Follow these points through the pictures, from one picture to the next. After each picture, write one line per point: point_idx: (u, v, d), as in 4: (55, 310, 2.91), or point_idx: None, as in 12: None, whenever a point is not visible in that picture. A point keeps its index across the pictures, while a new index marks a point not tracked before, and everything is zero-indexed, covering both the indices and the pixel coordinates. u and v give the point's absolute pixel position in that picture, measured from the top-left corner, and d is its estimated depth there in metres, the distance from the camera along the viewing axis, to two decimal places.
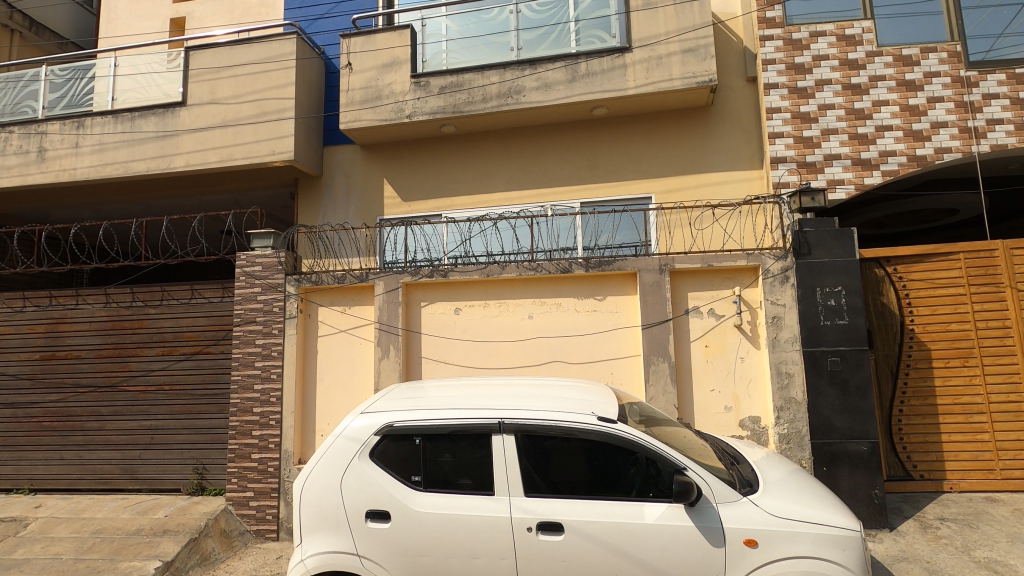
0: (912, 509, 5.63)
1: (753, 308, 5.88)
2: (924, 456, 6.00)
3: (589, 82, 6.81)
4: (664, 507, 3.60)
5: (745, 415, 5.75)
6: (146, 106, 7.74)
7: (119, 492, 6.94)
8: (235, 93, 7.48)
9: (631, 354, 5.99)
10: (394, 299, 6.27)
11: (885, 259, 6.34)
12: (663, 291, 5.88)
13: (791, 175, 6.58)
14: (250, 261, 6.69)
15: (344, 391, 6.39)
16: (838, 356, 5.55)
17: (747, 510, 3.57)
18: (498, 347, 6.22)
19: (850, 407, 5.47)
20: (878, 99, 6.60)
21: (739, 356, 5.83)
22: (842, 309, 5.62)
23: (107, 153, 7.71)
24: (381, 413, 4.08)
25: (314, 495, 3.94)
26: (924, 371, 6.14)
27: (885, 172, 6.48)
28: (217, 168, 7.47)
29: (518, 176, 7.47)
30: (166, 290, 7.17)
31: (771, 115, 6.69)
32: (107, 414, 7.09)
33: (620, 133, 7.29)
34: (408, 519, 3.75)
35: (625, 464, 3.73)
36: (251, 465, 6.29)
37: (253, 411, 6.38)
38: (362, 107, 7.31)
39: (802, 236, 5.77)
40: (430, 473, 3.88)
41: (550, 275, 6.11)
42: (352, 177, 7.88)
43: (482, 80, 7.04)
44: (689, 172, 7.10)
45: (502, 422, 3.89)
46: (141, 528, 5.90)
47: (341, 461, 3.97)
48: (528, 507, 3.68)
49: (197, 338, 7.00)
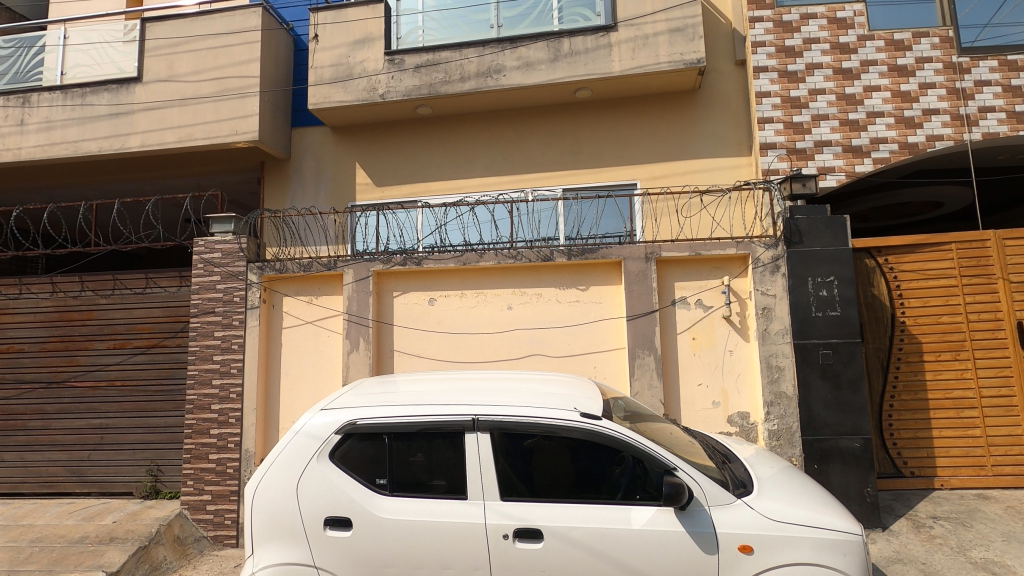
0: (904, 508, 5.43)
1: (742, 299, 5.63)
2: (914, 452, 5.82)
3: (572, 62, 6.47)
4: (652, 511, 3.30)
5: (733, 411, 5.49)
6: (98, 81, 7.20)
7: (65, 496, 6.44)
8: (195, 69, 6.99)
9: (616, 347, 5.69)
10: (364, 288, 5.89)
11: (876, 249, 6.13)
12: (648, 281, 5.59)
13: (780, 161, 6.34)
14: (209, 248, 6.23)
15: (311, 386, 5.99)
16: (829, 349, 5.32)
17: (742, 513, 3.28)
18: (476, 340, 5.86)
19: (842, 403, 5.25)
20: (870, 84, 6.39)
21: (727, 350, 5.57)
22: (834, 301, 5.38)
23: (55, 132, 7.16)
24: (344, 409, 3.70)
25: (266, 501, 3.55)
26: (915, 365, 5.96)
27: (876, 160, 6.28)
28: (175, 148, 6.98)
29: (498, 160, 7.11)
30: (118, 279, 6.67)
31: (760, 99, 6.44)
32: (53, 412, 6.57)
33: (604, 117, 6.98)
34: (373, 526, 3.39)
35: (610, 464, 3.42)
36: (208, 466, 5.85)
37: (212, 408, 5.94)
38: (333, 85, 6.88)
39: (793, 223, 5.53)
40: (397, 475, 3.52)
41: (529, 264, 5.78)
42: (322, 161, 7.44)
43: (460, 58, 6.67)
44: (676, 158, 6.82)
45: (476, 419, 3.54)
46: (86, 536, 5.43)
47: (298, 462, 3.58)
48: (504, 513, 3.34)
49: (151, 330, 6.51)
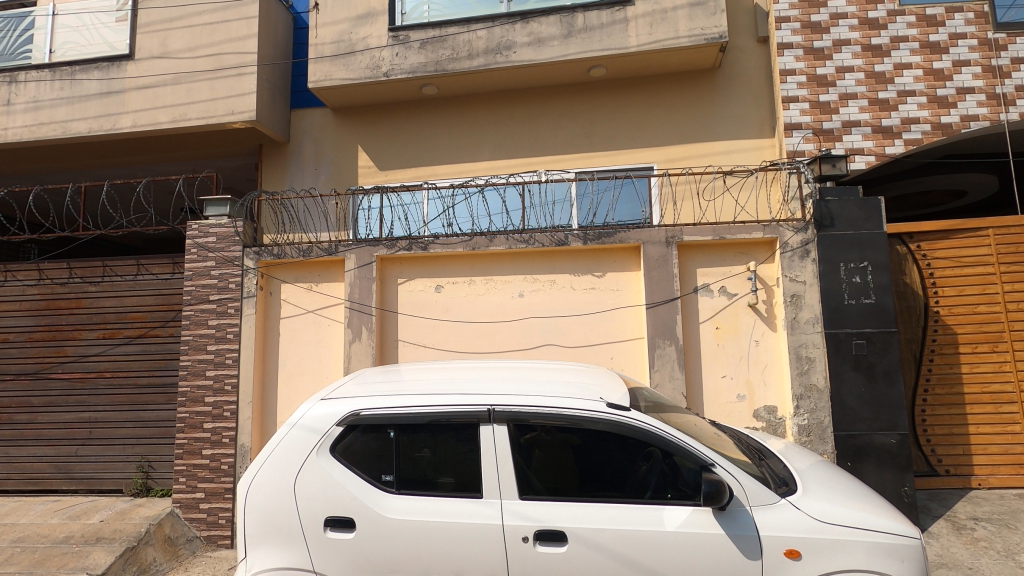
0: (942, 508, 5.10)
1: (769, 287, 5.30)
2: (950, 449, 5.50)
3: (586, 38, 6.13)
4: (687, 512, 2.97)
5: (759, 404, 5.17)
6: (88, 59, 6.87)
7: (51, 493, 6.11)
8: (190, 46, 6.66)
9: (634, 337, 5.37)
10: (367, 274, 5.56)
11: (908, 234, 5.79)
12: (669, 267, 5.27)
13: (807, 143, 6.00)
14: (203, 232, 5.90)
15: (310, 378, 5.66)
16: (863, 340, 4.98)
17: (788, 515, 2.95)
18: (484, 330, 5.53)
19: (877, 397, 4.91)
20: (901, 61, 6.04)
21: (753, 340, 5.25)
22: (868, 288, 5.05)
23: (43, 112, 6.83)
24: (345, 399, 3.36)
25: (260, 500, 3.22)
26: (950, 358, 5.62)
27: (907, 141, 5.95)
28: (168, 129, 6.65)
29: (507, 142, 6.79)
30: (109, 265, 6.34)
31: (785, 77, 6.10)
32: (39, 405, 6.25)
33: (619, 98, 6.64)
34: (377, 528, 3.06)
35: (637, 459, 3.11)
36: (202, 462, 5.53)
37: (205, 402, 5.60)
38: (334, 63, 6.55)
39: (824, 207, 5.20)
40: (405, 471, 3.20)
41: (543, 249, 5.45)
42: (322, 143, 7.11)
43: (468, 33, 6.34)
44: (694, 140, 6.49)
45: (492, 410, 3.20)
46: (71, 536, 5.10)
47: (295, 457, 3.25)
48: (521, 515, 3.00)
49: (143, 319, 6.19)
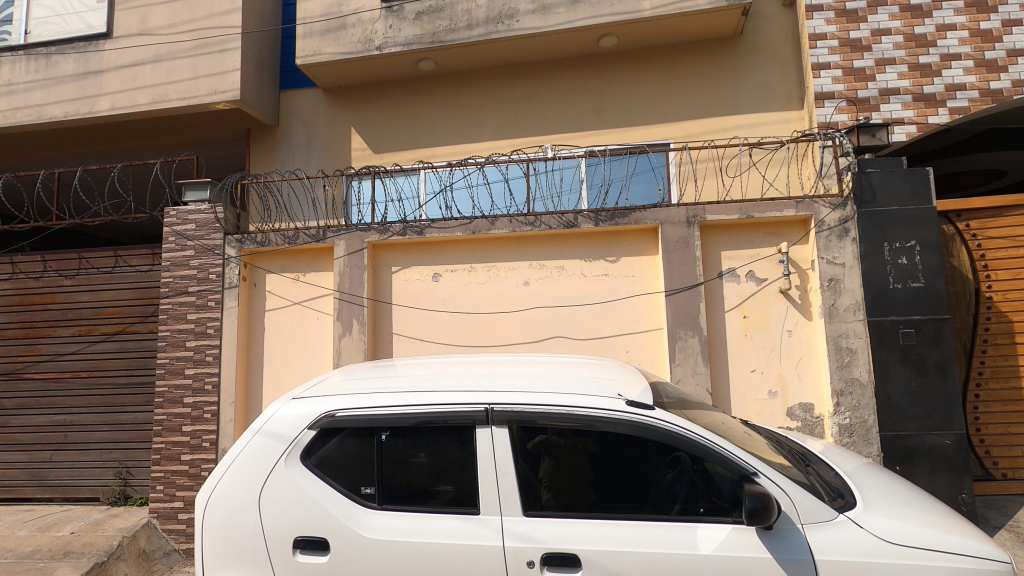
0: (1002, 518, 4.52)
1: (802, 271, 4.77)
2: (1007, 452, 4.93)
3: (595, 3, 5.60)
4: (726, 532, 2.45)
5: (793, 402, 4.64)
6: (64, 39, 6.45)
7: (24, 502, 5.70)
8: (170, 22, 6.23)
9: (654, 327, 4.85)
10: (357, 262, 5.08)
11: (955, 213, 5.20)
12: (690, 250, 4.74)
13: (841, 113, 5.43)
14: (182, 219, 5.46)
15: (297, 376, 5.19)
16: (911, 328, 4.43)
17: (848, 534, 2.41)
18: (487, 322, 5.04)
19: (928, 392, 4.35)
20: (944, 23, 5.47)
21: (785, 330, 4.72)
22: (916, 270, 4.49)
23: (17, 97, 6.43)
24: (319, 399, 2.87)
25: (220, 518, 2.74)
26: (1005, 349, 5.05)
27: (952, 110, 5.39)
28: (148, 112, 6.22)
29: (512, 121, 6.28)
30: (84, 257, 5.91)
31: (814, 43, 5.54)
32: (12, 408, 5.84)
33: (632, 70, 6.11)
34: (355, 552, 2.56)
35: (662, 466, 2.60)
36: (180, 468, 5.09)
37: (184, 402, 5.16)
38: (324, 37, 6.08)
39: (864, 179, 4.64)
40: (388, 482, 2.71)
41: (550, 232, 4.94)
42: (314, 126, 6.66)
43: (467, 2, 5.83)
44: (714, 114, 5.95)
45: (490, 410, 2.70)
46: (37, 550, 4.66)
47: (259, 468, 2.77)
48: (527, 534, 2.50)
49: (120, 315, 5.76)
